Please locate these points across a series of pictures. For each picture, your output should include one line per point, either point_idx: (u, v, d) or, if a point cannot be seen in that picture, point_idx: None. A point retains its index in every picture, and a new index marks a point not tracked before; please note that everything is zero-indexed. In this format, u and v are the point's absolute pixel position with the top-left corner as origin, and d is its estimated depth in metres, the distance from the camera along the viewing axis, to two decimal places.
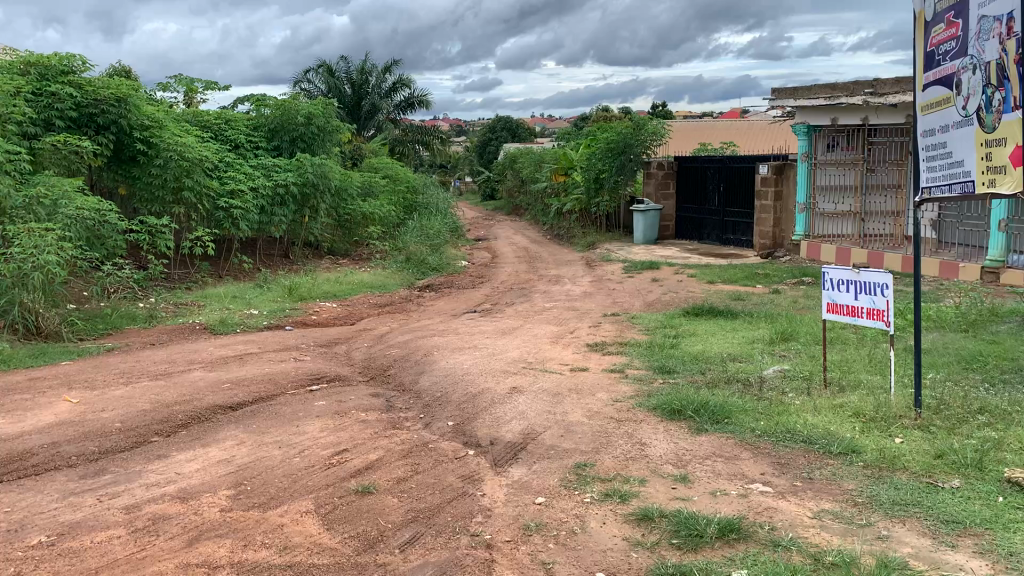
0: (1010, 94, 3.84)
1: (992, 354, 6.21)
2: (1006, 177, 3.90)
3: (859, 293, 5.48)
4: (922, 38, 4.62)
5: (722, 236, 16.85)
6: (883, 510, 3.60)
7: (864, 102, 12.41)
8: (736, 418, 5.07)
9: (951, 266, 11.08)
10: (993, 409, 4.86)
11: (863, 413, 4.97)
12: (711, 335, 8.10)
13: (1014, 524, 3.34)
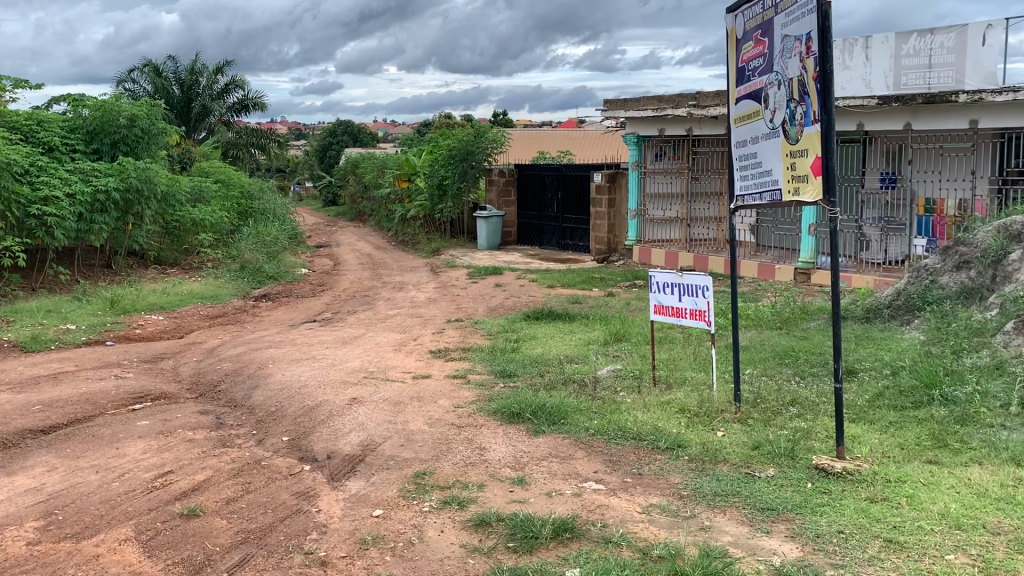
0: (810, 109, 4.09)
1: (804, 349, 6.69)
2: (808, 186, 4.18)
3: (682, 294, 5.76)
4: (734, 56, 5.03)
5: (561, 241, 17.26)
6: (706, 502, 3.79)
7: (688, 114, 13.09)
8: (571, 418, 5.20)
9: (767, 268, 11.85)
10: (803, 401, 5.23)
11: (688, 409, 5.23)
12: (550, 338, 8.27)
13: (821, 508, 3.60)
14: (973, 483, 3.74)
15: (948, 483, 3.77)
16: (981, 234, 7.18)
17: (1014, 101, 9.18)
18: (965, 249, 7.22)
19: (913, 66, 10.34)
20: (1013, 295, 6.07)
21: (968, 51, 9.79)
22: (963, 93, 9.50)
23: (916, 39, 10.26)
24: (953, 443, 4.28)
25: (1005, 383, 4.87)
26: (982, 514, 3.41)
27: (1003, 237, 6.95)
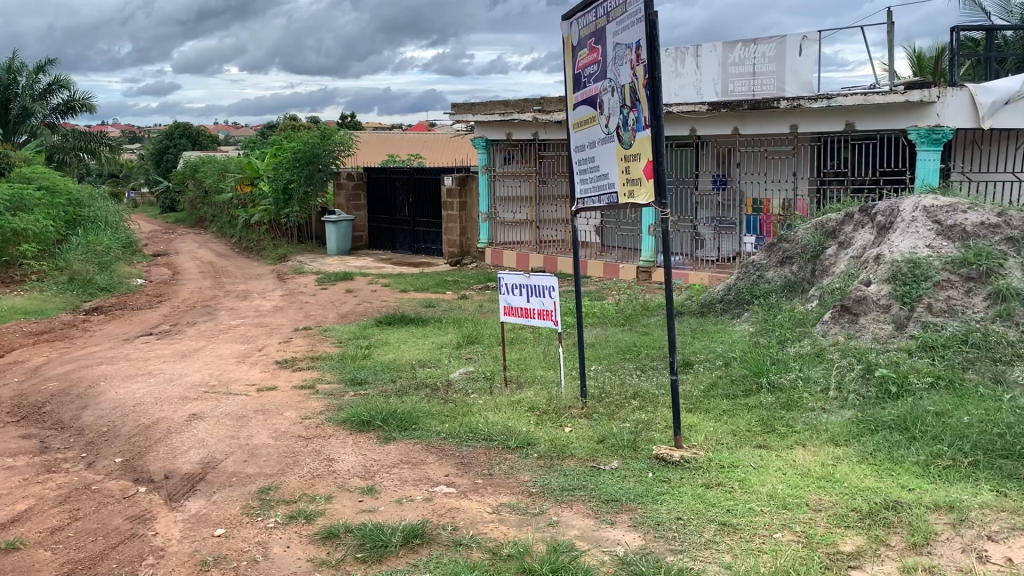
0: (641, 115, 4.25)
1: (646, 344, 6.96)
2: (641, 189, 4.35)
3: (530, 295, 5.86)
4: (570, 62, 5.17)
5: (413, 245, 17.19)
6: (554, 497, 3.87)
7: (534, 119, 13.32)
8: (422, 423, 5.18)
9: (612, 267, 12.25)
10: (644, 394, 5.44)
11: (538, 407, 5.33)
12: (402, 343, 8.21)
13: (661, 496, 3.76)
14: (798, 464, 4.01)
15: (776, 465, 4.02)
16: (801, 231, 7.71)
17: (828, 108, 9.86)
18: (787, 245, 7.73)
19: (738, 74, 10.97)
20: (829, 287, 6.53)
21: (786, 60, 10.47)
22: (783, 100, 10.15)
23: (740, 49, 10.87)
24: (780, 427, 4.57)
25: (825, 369, 5.26)
26: (806, 493, 3.66)
27: (820, 234, 7.49)
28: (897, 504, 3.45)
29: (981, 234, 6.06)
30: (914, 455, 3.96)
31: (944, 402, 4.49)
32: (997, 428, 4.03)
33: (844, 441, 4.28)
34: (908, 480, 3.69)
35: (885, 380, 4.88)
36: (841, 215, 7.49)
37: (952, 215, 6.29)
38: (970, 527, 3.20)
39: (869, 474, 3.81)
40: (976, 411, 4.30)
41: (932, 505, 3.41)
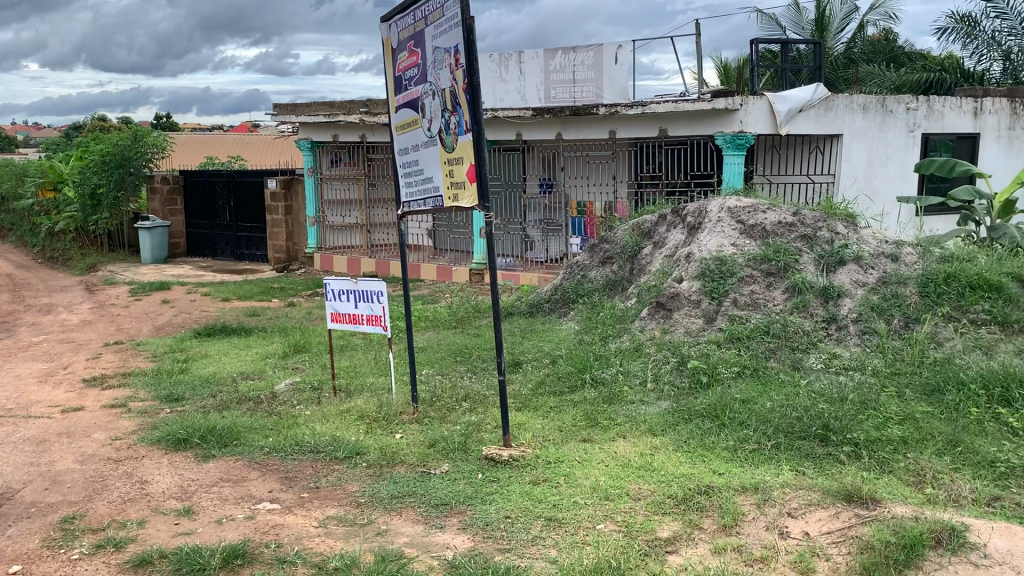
0: (462, 119, 4.27)
1: (475, 346, 7.01)
2: (465, 192, 4.36)
3: (358, 300, 5.75)
4: (390, 64, 5.12)
5: (236, 251, 16.50)
6: (383, 506, 3.82)
7: (360, 121, 13.11)
8: (245, 438, 4.97)
9: (445, 270, 12.26)
10: (474, 395, 5.48)
11: (367, 415, 5.24)
12: (224, 355, 7.86)
13: (490, 496, 3.80)
14: (619, 455, 4.16)
15: (599, 458, 4.16)
16: (620, 232, 8.05)
17: (643, 114, 10.34)
18: (608, 246, 8.05)
19: (560, 80, 11.24)
20: (646, 285, 6.84)
21: (604, 68, 10.84)
22: (602, 107, 10.56)
23: (561, 56, 11.12)
24: (603, 421, 4.72)
25: (643, 363, 5.50)
26: (626, 483, 3.80)
27: (637, 235, 7.84)
28: (709, 488, 3.65)
29: (779, 232, 6.54)
30: (724, 441, 4.21)
31: (749, 389, 4.82)
32: (795, 411, 4.35)
33: (661, 431, 4.48)
34: (719, 465, 3.92)
35: (697, 371, 5.18)
36: (656, 216, 7.88)
37: (754, 215, 6.73)
38: (773, 506, 3.43)
39: (684, 461, 4.02)
40: (777, 397, 4.64)
41: (739, 487, 3.63)
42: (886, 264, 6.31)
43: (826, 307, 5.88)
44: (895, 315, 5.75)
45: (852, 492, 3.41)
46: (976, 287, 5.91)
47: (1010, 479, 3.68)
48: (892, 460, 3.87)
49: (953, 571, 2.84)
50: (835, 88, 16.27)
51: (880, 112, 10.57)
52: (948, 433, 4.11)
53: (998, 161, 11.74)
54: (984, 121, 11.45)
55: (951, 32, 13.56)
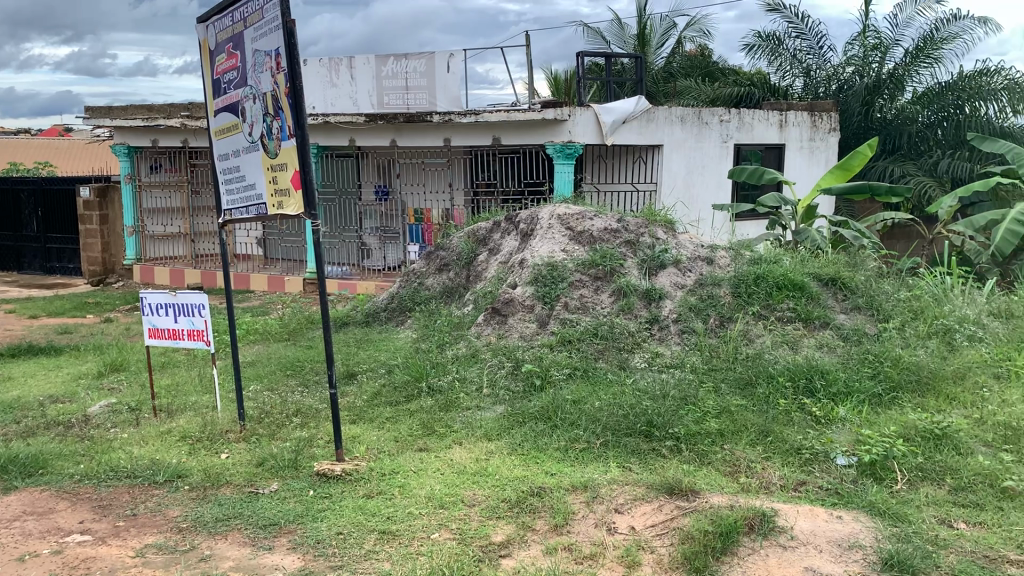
0: (285, 123, 4.14)
1: (307, 358, 6.82)
2: (289, 200, 4.23)
3: (178, 315, 5.46)
4: (208, 67, 4.91)
5: (46, 264, 15.29)
6: (206, 530, 3.64)
7: (182, 126, 12.35)
8: (52, 466, 4.60)
9: (277, 280, 11.86)
10: (305, 410, 5.33)
11: (190, 435, 4.98)
12: (29, 377, 7.24)
13: (321, 513, 3.69)
14: (454, 462, 4.16)
15: (434, 467, 4.14)
16: (455, 240, 8.09)
17: (475, 122, 10.45)
18: (444, 253, 8.08)
19: (392, 87, 11.18)
20: (481, 291, 6.89)
21: (435, 76, 10.86)
22: (435, 114, 10.57)
23: (393, 63, 11.07)
24: (439, 429, 4.69)
25: (478, 369, 5.52)
26: (460, 490, 3.79)
27: (473, 242, 7.92)
28: (541, 489, 3.70)
29: (606, 238, 6.77)
30: (555, 442, 4.30)
31: (580, 390, 4.95)
32: (622, 410, 4.51)
33: (495, 435, 4.51)
34: (551, 466, 3.99)
35: (530, 374, 5.27)
36: (490, 223, 8.00)
37: (582, 221, 6.93)
38: (601, 503, 3.54)
39: (517, 464, 4.06)
40: (605, 396, 4.80)
41: (569, 487, 3.72)
42: (702, 267, 6.68)
43: (649, 308, 6.14)
44: (711, 314, 6.09)
45: (673, 485, 3.57)
46: (782, 287, 6.36)
47: (814, 464, 3.97)
48: (710, 452, 4.08)
49: (764, 554, 3.03)
50: (656, 100, 17.06)
51: (696, 124, 11.17)
52: (759, 424, 4.39)
53: (801, 170, 12.68)
54: (789, 133, 12.35)
55: (757, 49, 14.54)
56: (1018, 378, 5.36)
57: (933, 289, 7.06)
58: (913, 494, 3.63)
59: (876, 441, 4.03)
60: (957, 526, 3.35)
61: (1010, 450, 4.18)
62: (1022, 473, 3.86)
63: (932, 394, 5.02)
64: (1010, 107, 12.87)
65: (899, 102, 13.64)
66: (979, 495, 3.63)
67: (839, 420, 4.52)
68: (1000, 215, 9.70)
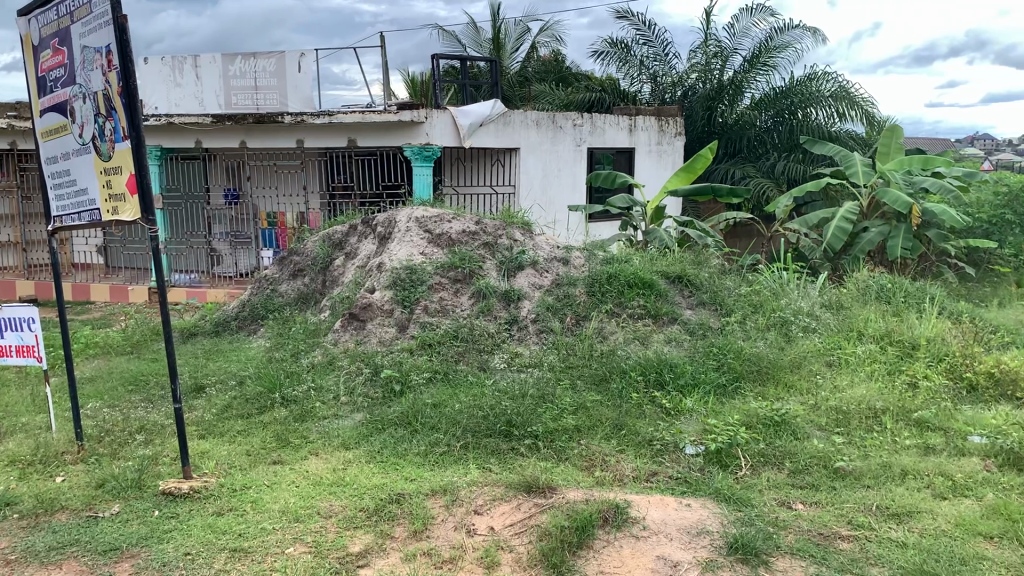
0: (118, 124, 3.91)
1: (152, 372, 6.47)
2: (125, 205, 4.00)
3: (4, 330, 5.04)
4: (32, 63, 4.57)
5: None
6: (39, 560, 3.38)
7: (9, 126, 11.47)
8: None
9: (120, 291, 11.19)
10: (150, 426, 5.05)
11: (20, 459, 4.62)
12: None
13: (168, 533, 3.51)
14: (310, 474, 4.04)
15: (289, 479, 4.01)
16: (309, 244, 7.91)
17: (329, 124, 10.24)
18: (298, 258, 7.88)
19: (240, 87, 10.78)
20: (338, 296, 6.74)
21: (286, 76, 10.57)
22: (287, 116, 10.30)
23: (241, 62, 10.68)
24: (294, 440, 4.55)
25: (335, 377, 5.40)
26: (316, 501, 3.70)
27: (328, 246, 7.76)
28: (400, 496, 3.66)
29: (464, 241, 6.76)
30: (415, 447, 4.25)
31: (440, 393, 4.93)
32: (481, 411, 4.52)
33: (354, 443, 4.42)
34: (410, 471, 3.95)
35: (389, 380, 5.21)
36: (346, 226, 7.87)
37: (440, 224, 6.87)
38: (460, 506, 3.53)
39: (376, 471, 4.00)
40: (465, 398, 4.80)
41: (428, 491, 3.69)
42: (558, 267, 6.81)
43: (508, 309, 6.20)
44: (567, 313, 6.21)
45: (531, 483, 3.62)
46: (633, 285, 6.56)
47: (665, 454, 4.12)
48: (567, 448, 4.16)
49: (618, 545, 3.10)
50: (511, 104, 17.26)
51: (551, 128, 11.37)
52: (613, 418, 4.51)
53: (650, 172, 13.16)
54: (638, 137, 12.77)
55: (607, 55, 14.96)
56: (847, 365, 5.75)
57: (772, 284, 7.46)
58: (755, 479, 3.83)
59: (721, 430, 4.23)
60: (795, 507, 3.55)
61: (841, 433, 4.48)
62: (851, 453, 4.14)
63: (771, 383, 5.31)
64: (837, 112, 13.80)
65: (739, 108, 14.37)
66: (814, 476, 3.87)
67: (687, 411, 4.72)
68: (830, 214, 10.39)
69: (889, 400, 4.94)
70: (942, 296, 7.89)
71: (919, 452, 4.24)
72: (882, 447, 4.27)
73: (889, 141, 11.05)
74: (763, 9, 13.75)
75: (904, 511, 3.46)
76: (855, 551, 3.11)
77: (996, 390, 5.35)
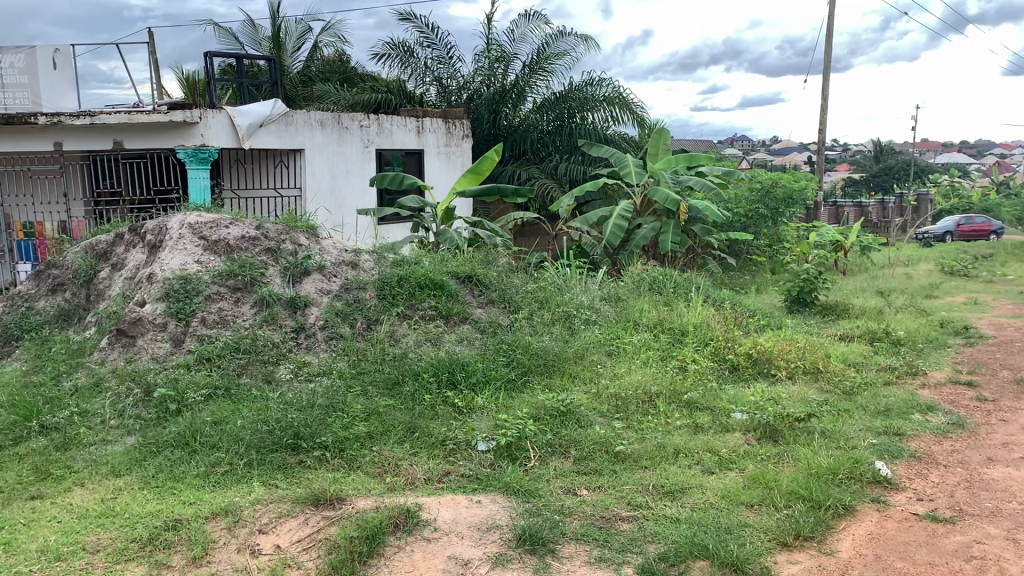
0: None
1: None
2: None
3: None
4: None
5: None
6: None
7: None
8: None
9: None
10: None
11: None
12: None
13: None
14: (74, 507, 3.69)
15: (49, 515, 3.64)
16: (69, 256, 7.25)
17: (91, 125, 9.47)
18: (57, 272, 7.21)
19: None
20: (105, 312, 6.21)
21: (39, 74, 9.68)
22: (41, 116, 9.43)
23: None
24: (56, 471, 4.14)
25: (102, 399, 4.97)
26: (82, 536, 3.38)
27: (91, 258, 7.17)
28: (178, 522, 3.42)
29: (243, 247, 6.42)
30: (194, 469, 4.00)
31: (220, 410, 4.68)
32: (266, 425, 4.33)
33: (125, 470, 4.10)
34: (188, 495, 3.71)
35: (164, 399, 4.88)
36: (111, 236, 7.31)
37: (216, 230, 6.47)
38: (244, 526, 3.37)
39: (151, 498, 3.72)
40: (249, 413, 4.59)
41: (208, 514, 3.48)
42: (346, 271, 6.68)
43: (294, 317, 6.00)
44: (357, 318, 6.12)
45: (318, 495, 3.52)
46: (423, 287, 6.57)
47: (458, 453, 4.14)
48: (359, 456, 4.09)
49: (409, 550, 3.08)
50: (294, 104, 16.73)
51: (336, 129, 11.13)
52: (405, 422, 4.48)
53: (439, 174, 13.21)
54: (426, 138, 12.79)
55: (390, 57, 14.86)
56: (625, 353, 6.08)
57: (557, 279, 7.73)
58: (544, 469, 3.95)
59: (511, 425, 4.33)
60: (580, 493, 3.69)
61: (621, 417, 4.72)
62: (630, 437, 4.38)
63: (557, 374, 5.52)
64: (611, 116, 14.76)
65: (522, 111, 14.77)
66: (597, 462, 4.05)
67: (479, 409, 4.79)
68: (609, 212, 10.93)
69: (662, 383, 5.29)
70: (706, 286, 8.54)
71: (689, 430, 4.55)
72: (656, 429, 4.54)
73: (658, 142, 11.78)
74: (539, 15, 14.25)
75: (677, 487, 3.70)
76: (635, 530, 3.28)
77: (754, 368, 5.87)
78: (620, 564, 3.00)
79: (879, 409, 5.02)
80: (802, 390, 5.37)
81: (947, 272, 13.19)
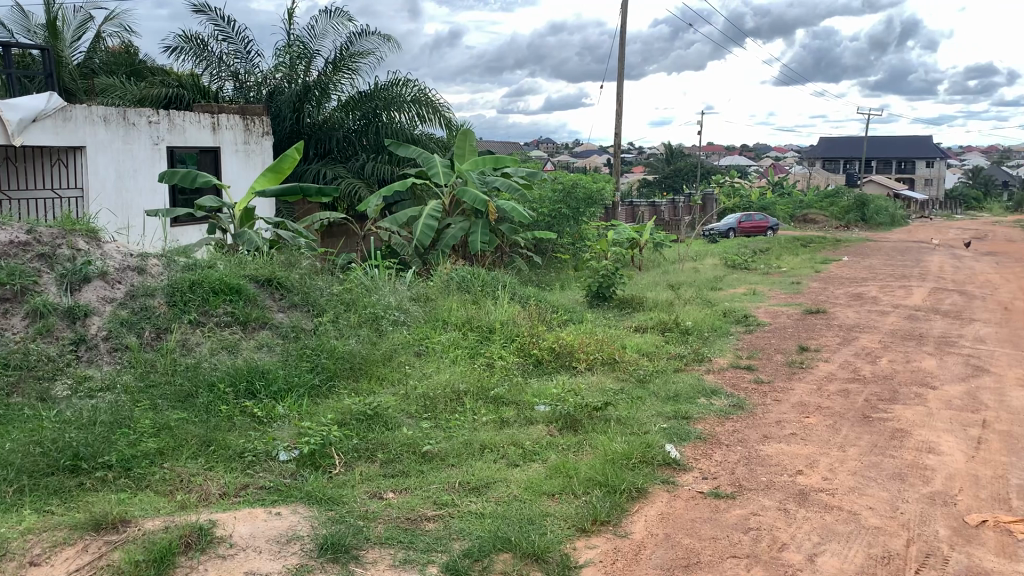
0: None
1: None
2: None
3: None
4: None
5: None
6: None
7: None
8: None
9: None
10: None
11: None
12: None
13: None
14: None
15: None
16: None
17: None
18: None
19: None
20: None
21: None
22: None
23: None
24: None
25: None
26: None
27: None
28: None
29: (12, 253, 5.81)
30: None
31: None
32: (39, 447, 3.94)
33: None
34: None
35: None
36: None
37: None
38: (12, 559, 3.06)
39: None
40: (20, 435, 4.17)
41: None
42: (132, 277, 6.23)
43: (73, 328, 5.52)
44: (145, 328, 5.74)
45: (99, 519, 3.27)
46: (217, 292, 6.28)
47: (257, 465, 3.98)
48: (147, 475, 3.84)
49: (202, 570, 2.93)
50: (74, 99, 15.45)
51: (121, 125, 10.36)
52: (200, 435, 4.26)
53: (237, 173, 12.62)
54: (222, 136, 12.18)
55: (181, 50, 14.04)
56: (433, 353, 6.11)
57: (364, 279, 7.63)
58: (348, 475, 3.87)
59: (314, 432, 4.21)
60: (385, 496, 3.65)
61: (429, 417, 4.72)
62: (436, 436, 4.39)
63: (364, 378, 5.45)
64: (417, 116, 14.75)
65: (325, 110, 14.43)
66: (404, 464, 4.02)
67: (280, 418, 4.64)
68: (417, 211, 10.92)
69: (470, 381, 5.34)
70: (513, 283, 8.74)
71: (494, 426, 4.63)
72: (463, 427, 4.58)
73: (464, 143, 11.89)
74: (342, 12, 13.99)
75: (482, 483, 3.75)
76: (439, 529, 3.29)
77: (556, 361, 6.06)
78: (424, 564, 3.00)
79: (669, 395, 5.33)
80: (601, 380, 5.63)
81: (729, 265, 14.25)
